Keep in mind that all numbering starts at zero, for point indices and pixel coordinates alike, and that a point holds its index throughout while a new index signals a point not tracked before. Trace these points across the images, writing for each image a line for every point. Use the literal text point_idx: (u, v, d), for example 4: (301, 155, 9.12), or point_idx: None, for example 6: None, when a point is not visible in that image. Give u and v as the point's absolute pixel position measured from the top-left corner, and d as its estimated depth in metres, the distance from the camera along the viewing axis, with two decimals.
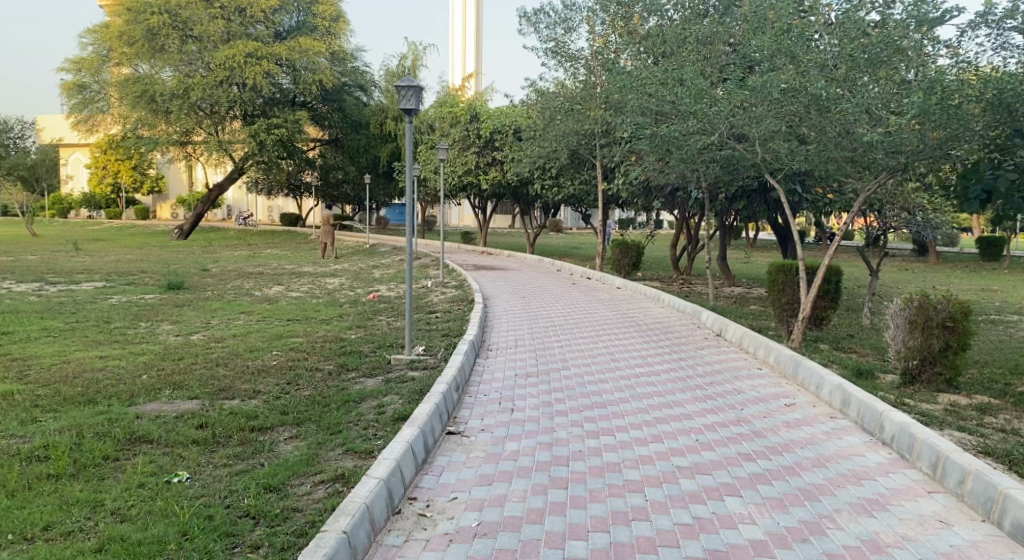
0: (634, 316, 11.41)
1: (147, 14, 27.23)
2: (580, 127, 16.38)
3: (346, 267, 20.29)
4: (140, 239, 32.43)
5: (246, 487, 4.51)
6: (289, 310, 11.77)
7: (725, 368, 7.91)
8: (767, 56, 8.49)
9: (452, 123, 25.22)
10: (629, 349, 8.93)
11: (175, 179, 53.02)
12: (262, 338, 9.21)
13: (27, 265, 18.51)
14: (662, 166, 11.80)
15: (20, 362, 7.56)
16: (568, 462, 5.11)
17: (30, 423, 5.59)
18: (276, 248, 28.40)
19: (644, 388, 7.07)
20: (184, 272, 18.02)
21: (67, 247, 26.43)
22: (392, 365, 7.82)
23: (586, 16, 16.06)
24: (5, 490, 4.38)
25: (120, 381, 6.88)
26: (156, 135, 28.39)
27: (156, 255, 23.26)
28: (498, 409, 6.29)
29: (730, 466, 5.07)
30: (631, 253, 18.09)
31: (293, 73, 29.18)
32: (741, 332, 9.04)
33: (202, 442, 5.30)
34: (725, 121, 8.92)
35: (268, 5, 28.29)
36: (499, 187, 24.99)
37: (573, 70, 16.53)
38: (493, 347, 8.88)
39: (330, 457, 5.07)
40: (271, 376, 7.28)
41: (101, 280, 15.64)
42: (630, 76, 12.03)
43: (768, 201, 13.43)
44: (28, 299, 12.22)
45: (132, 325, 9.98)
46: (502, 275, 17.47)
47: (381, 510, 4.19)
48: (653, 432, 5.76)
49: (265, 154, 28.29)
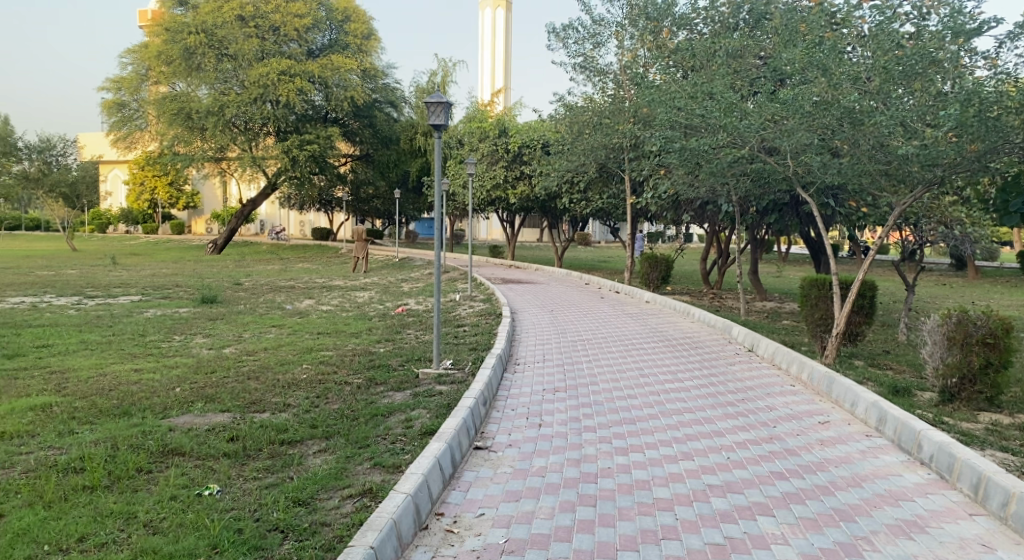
0: (665, 331, 11.29)
1: (184, 34, 27.83)
2: (608, 142, 16.33)
3: (376, 281, 20.46)
4: (175, 254, 32.97)
5: (275, 500, 4.52)
6: (319, 323, 11.86)
7: (757, 384, 7.80)
8: (800, 68, 8.43)
9: (481, 138, 25.46)
10: (659, 364, 8.85)
11: (209, 194, 53.87)
12: (293, 351, 9.29)
13: (66, 280, 18.92)
14: (691, 180, 11.77)
15: (58, 374, 7.70)
16: (596, 479, 5.07)
17: (67, 435, 5.67)
18: (307, 262, 28.79)
19: (674, 404, 6.99)
20: (217, 286, 18.25)
21: (106, 262, 26.94)
22: (420, 379, 7.81)
23: (614, 31, 16.13)
24: (42, 501, 4.44)
25: (155, 394, 6.96)
26: (191, 151, 28.85)
27: (191, 270, 23.62)
28: (525, 424, 6.27)
29: (763, 485, 4.98)
30: (661, 266, 17.99)
31: (326, 90, 29.63)
32: (774, 347, 8.91)
33: (233, 455, 5.34)
34: (756, 134, 8.76)
35: (301, 24, 28.57)
36: (528, 202, 25.07)
37: (601, 85, 16.64)
38: (520, 361, 8.87)
39: (359, 471, 5.08)
40: (302, 389, 7.33)
41: (138, 293, 15.90)
42: (659, 90, 11.97)
43: (801, 215, 13.30)
44: (67, 313, 12.46)
45: (167, 338, 10.13)
46: (531, 289, 17.47)
47: (408, 525, 4.18)
48: (683, 449, 5.69)
49: (297, 170, 28.70)
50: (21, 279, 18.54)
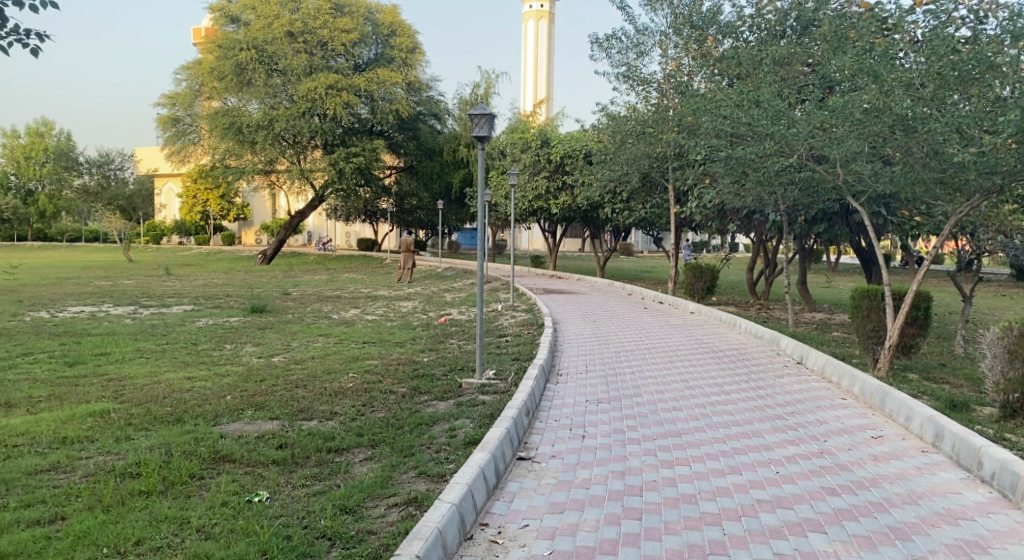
0: (710, 342, 11.15)
1: (236, 50, 28.48)
2: (652, 151, 16.25)
3: (420, 291, 20.64)
4: (226, 264, 33.70)
5: (323, 507, 4.58)
6: (364, 333, 11.99)
7: (807, 397, 7.65)
8: (850, 75, 8.36)
9: (523, 148, 25.55)
10: (705, 376, 8.73)
11: (259, 206, 54.91)
12: (340, 360, 9.41)
13: (123, 289, 19.51)
14: (737, 189, 11.63)
15: (115, 381, 7.91)
16: (642, 492, 5.02)
17: (124, 440, 5.83)
18: (353, 272, 29.18)
19: (721, 417, 6.89)
20: (266, 295, 18.60)
21: (161, 272, 27.72)
22: (463, 388, 7.84)
23: (659, 40, 16.15)
24: (101, 505, 4.56)
25: (207, 402, 7.10)
26: (242, 164, 29.52)
27: (241, 280, 24.13)
28: (569, 436, 6.24)
29: (814, 500, 4.89)
30: (706, 276, 17.77)
31: (372, 104, 30.11)
32: (824, 359, 8.73)
33: (282, 463, 5.43)
34: (804, 143, 8.60)
35: (348, 38, 29.06)
36: (570, 212, 25.05)
37: (645, 94, 16.64)
38: (563, 372, 8.84)
39: (404, 479, 5.12)
40: (348, 397, 7.42)
41: (190, 303, 16.28)
42: (705, 99, 11.88)
43: (851, 224, 13.05)
44: (124, 322, 12.81)
45: (218, 346, 10.36)
46: (573, 299, 17.47)
47: (453, 535, 4.19)
48: (730, 463, 5.60)
49: (344, 182, 29.13)
50: (81, 290, 19.15)
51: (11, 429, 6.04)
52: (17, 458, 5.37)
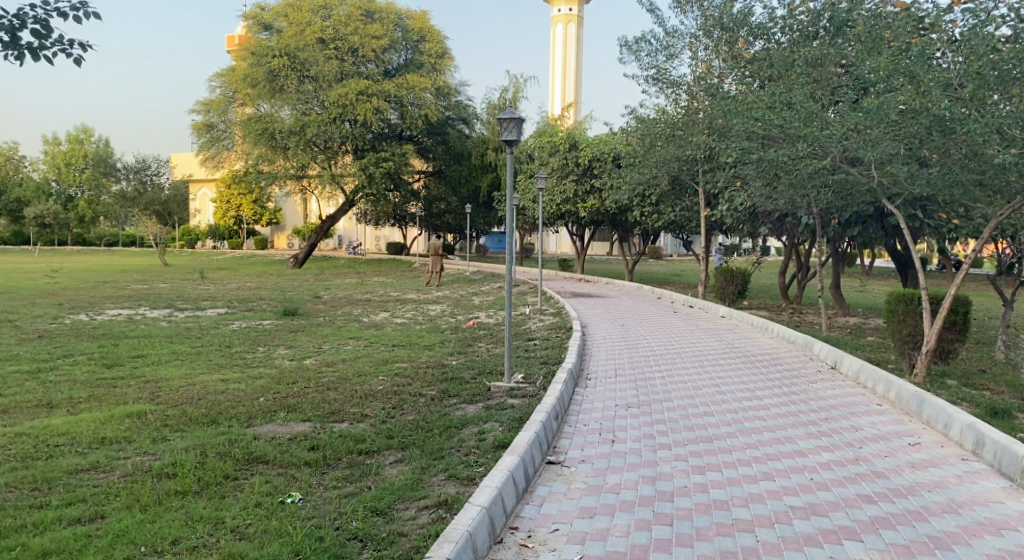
0: (741, 347, 11.04)
1: (268, 57, 28.79)
2: (682, 153, 16.17)
3: (448, 295, 20.69)
4: (259, 268, 34.12)
5: (354, 509, 4.60)
6: (394, 336, 12.05)
7: (841, 403, 7.53)
8: (885, 76, 8.26)
9: (552, 151, 25.51)
10: (736, 381, 8.64)
11: (291, 211, 55.46)
12: (370, 363, 9.47)
13: (158, 293, 19.84)
14: (770, 192, 11.50)
15: (151, 384, 8.04)
16: (673, 498, 4.98)
17: (160, 441, 5.92)
18: (382, 275, 29.37)
19: (753, 423, 6.81)
20: (298, 299, 18.78)
21: (195, 275, 28.14)
22: (492, 392, 7.85)
23: (689, 42, 16.07)
24: (139, 504, 4.63)
25: (241, 404, 7.18)
26: (274, 170, 29.90)
27: (273, 284, 24.41)
28: (598, 440, 6.21)
29: (849, 508, 4.81)
30: (736, 280, 17.59)
31: (401, 109, 30.29)
32: (859, 365, 8.59)
33: (314, 464, 5.47)
34: (838, 145, 8.49)
35: (378, 45, 29.28)
36: (599, 216, 24.97)
37: (675, 96, 16.53)
38: (592, 376, 8.80)
39: (434, 482, 5.12)
40: (378, 400, 7.47)
41: (224, 306, 16.48)
42: (736, 101, 11.77)
43: (886, 227, 12.84)
44: (159, 325, 13.02)
45: (251, 349, 10.48)
46: (601, 303, 17.42)
47: (483, 538, 4.19)
48: (763, 469, 5.54)
49: (374, 187, 29.37)
50: (118, 293, 19.48)
51: (52, 429, 6.17)
52: (58, 458, 5.47)
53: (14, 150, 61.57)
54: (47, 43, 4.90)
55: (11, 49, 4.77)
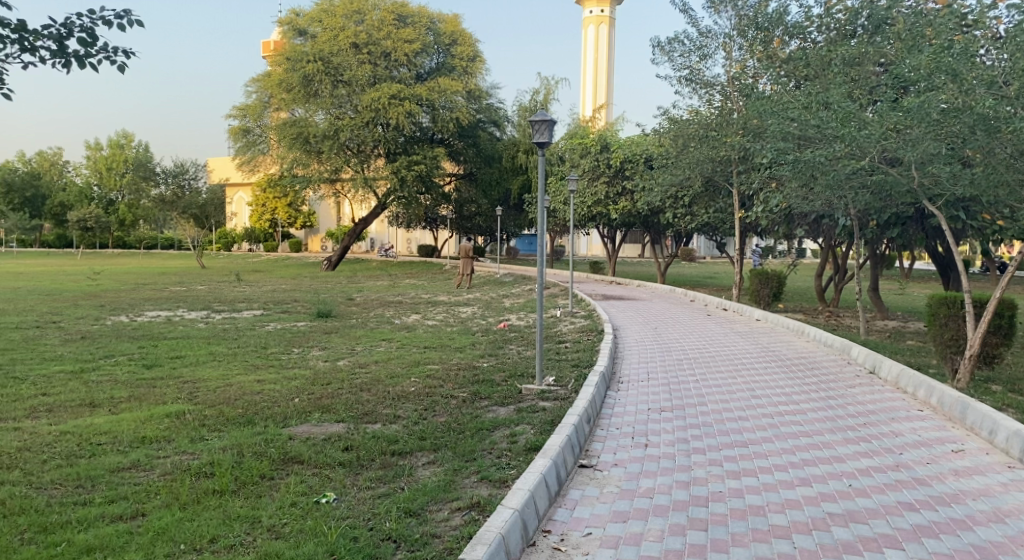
0: (777, 351, 10.87)
1: (303, 62, 29.06)
2: (716, 154, 16.01)
3: (479, 297, 20.75)
4: (293, 270, 34.49)
5: (388, 510, 4.62)
6: (425, 337, 12.12)
7: (881, 409, 7.38)
8: (926, 74, 8.15)
9: (583, 153, 25.46)
10: (772, 385, 8.51)
11: (325, 214, 56.01)
12: (402, 365, 9.53)
13: (195, 295, 20.16)
14: (806, 194, 11.32)
15: (189, 384, 8.16)
16: (707, 503, 4.92)
17: (198, 441, 6.00)
18: (414, 278, 29.51)
19: (789, 427, 6.71)
20: (331, 301, 18.94)
21: (231, 278, 28.52)
22: (523, 394, 7.83)
23: (723, 42, 15.94)
24: (178, 502, 4.70)
25: (276, 404, 7.26)
26: (308, 173, 30.23)
27: (307, 286, 24.69)
28: (631, 444, 6.16)
29: (890, 515, 4.71)
30: (772, 283, 17.38)
31: (433, 112, 30.46)
32: (898, 370, 8.42)
33: (348, 465, 5.50)
34: (877, 145, 8.35)
35: (411, 49, 29.46)
36: (630, 218, 24.86)
37: (708, 97, 16.39)
38: (624, 380, 8.74)
39: (466, 484, 5.12)
40: (411, 401, 7.50)
41: (260, 308, 16.71)
42: (771, 101, 11.63)
43: (926, 228, 12.59)
44: (197, 326, 13.24)
45: (287, 350, 10.60)
46: (633, 305, 17.30)
47: (517, 540, 4.18)
48: (801, 475, 5.45)
49: (405, 190, 29.57)
50: (156, 295, 19.82)
51: (95, 428, 6.29)
52: (99, 456, 5.58)
53: (59, 155, 63.14)
54: (93, 51, 4.99)
55: (59, 57, 4.88)
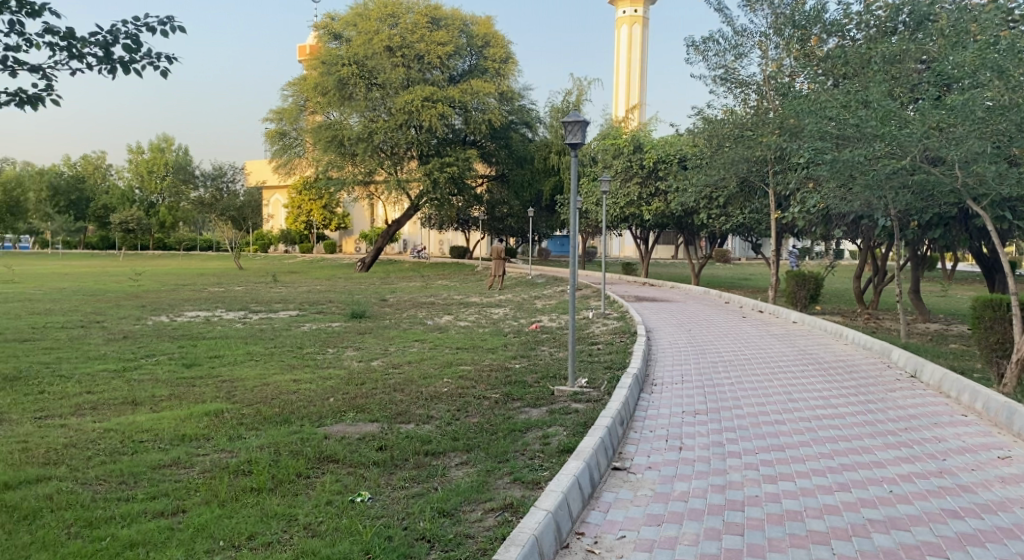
0: (815, 354, 10.69)
1: (338, 66, 29.38)
2: (751, 154, 15.81)
3: (511, 298, 20.76)
4: (328, 271, 34.83)
5: (422, 510, 4.63)
6: (458, 338, 12.15)
7: (924, 413, 7.21)
8: (971, 71, 7.97)
9: (615, 154, 25.35)
10: (810, 388, 8.38)
11: (359, 215, 56.48)
12: (435, 365, 9.56)
13: (232, 295, 20.45)
14: (844, 194, 11.12)
15: (227, 383, 8.29)
16: (743, 507, 4.85)
17: (237, 439, 6.07)
18: (446, 279, 29.61)
19: (827, 431, 6.60)
20: (366, 301, 19.08)
21: (268, 279, 28.91)
22: (556, 396, 7.81)
23: (759, 41, 15.78)
24: (217, 500, 4.76)
25: (311, 403, 7.33)
26: (343, 175, 30.54)
27: (341, 287, 24.93)
28: (665, 447, 6.10)
29: (933, 523, 4.60)
30: (809, 284, 17.12)
31: (465, 114, 30.58)
32: (941, 374, 8.23)
33: (382, 464, 5.53)
34: (919, 143, 8.20)
35: (444, 51, 29.59)
36: (664, 218, 24.69)
37: (744, 96, 16.25)
38: (658, 382, 8.67)
39: (499, 485, 5.11)
40: (443, 402, 7.51)
41: (296, 309, 16.91)
42: (807, 100, 11.44)
43: (971, 229, 12.31)
44: (235, 326, 13.44)
45: (322, 350, 10.71)
46: (666, 307, 17.18)
47: (550, 542, 4.16)
48: (839, 480, 5.35)
49: (438, 192, 29.71)
50: (195, 295, 20.18)
51: (137, 425, 6.41)
52: (141, 453, 5.68)
53: (102, 159, 64.49)
54: (137, 58, 5.10)
55: (104, 63, 5.00)
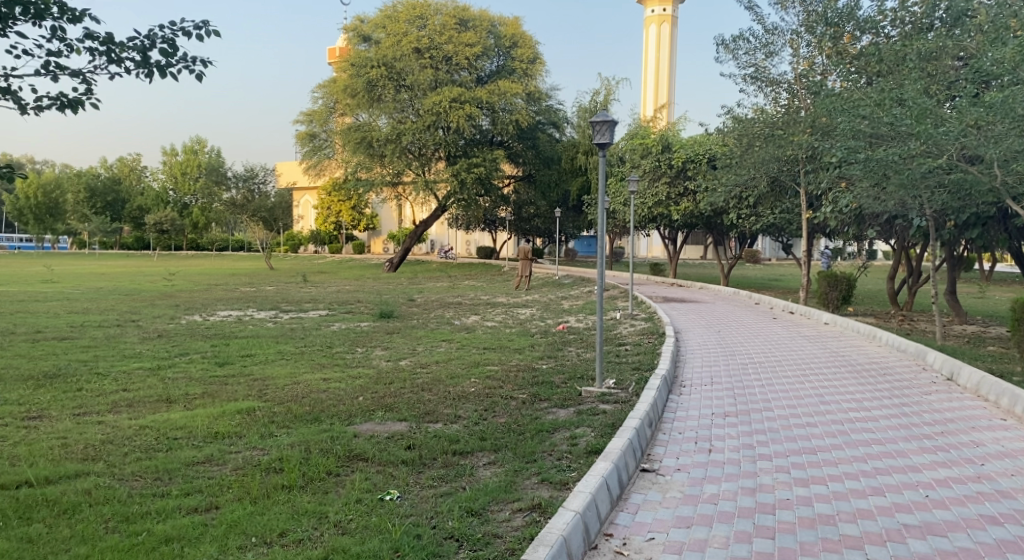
0: (847, 356, 10.53)
1: (367, 68, 29.60)
2: (781, 153, 15.61)
3: (539, 298, 20.72)
4: (356, 271, 35.05)
5: (450, 509, 4.63)
6: (485, 339, 12.15)
7: (961, 417, 7.06)
8: (1010, 68, 7.81)
9: (643, 154, 25.22)
10: (842, 391, 8.26)
11: (388, 216, 56.80)
12: (462, 365, 9.57)
13: (263, 295, 20.64)
14: (878, 194, 10.97)
15: (258, 381, 8.37)
16: (774, 510, 4.78)
17: (268, 437, 6.13)
18: (474, 279, 29.64)
19: (861, 434, 6.50)
20: (394, 301, 19.14)
21: (298, 279, 29.16)
22: (583, 397, 7.77)
23: (790, 39, 15.60)
24: (249, 497, 4.80)
25: (341, 402, 7.37)
26: (372, 177, 30.75)
27: (369, 287, 25.09)
28: (695, 449, 6.04)
29: (971, 529, 4.50)
30: (841, 285, 16.89)
31: (493, 115, 30.61)
32: (979, 377, 8.06)
33: (411, 463, 5.55)
34: (955, 142, 8.06)
35: (472, 52, 29.66)
36: (693, 218, 24.51)
37: (775, 95, 16.08)
38: (687, 383, 8.58)
39: (527, 486, 5.10)
40: (470, 401, 7.51)
41: (325, 308, 17.02)
42: (841, 99, 11.29)
43: (1009, 228, 12.04)
44: (266, 325, 13.57)
45: (351, 350, 10.79)
46: (694, 308, 17.04)
47: (579, 543, 4.14)
48: (874, 484, 5.26)
49: (465, 192, 29.78)
50: (227, 295, 20.43)
51: (171, 422, 6.49)
52: (176, 450, 5.75)
53: (137, 161, 65.60)
54: (173, 61, 5.15)
55: (142, 67, 5.05)
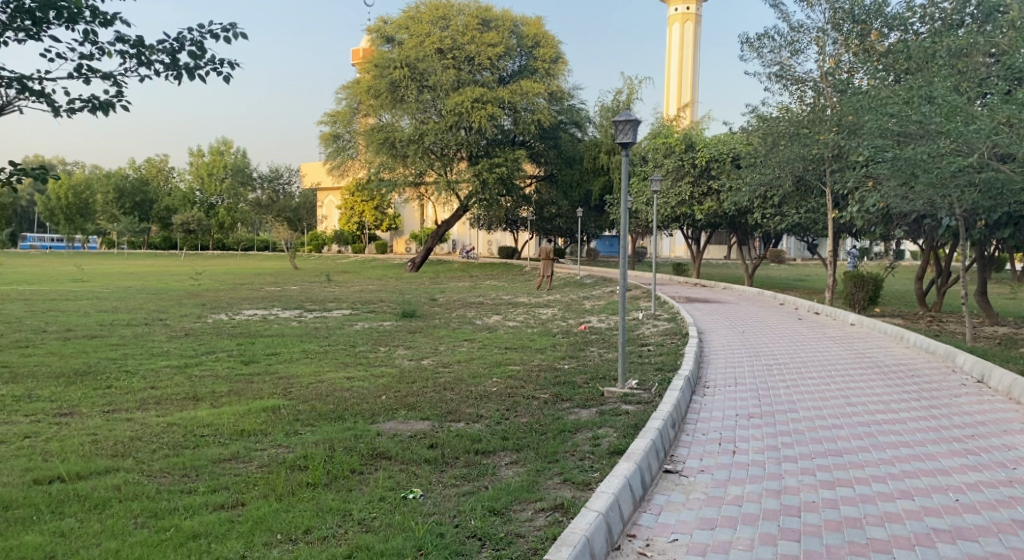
0: (874, 357, 10.39)
1: (390, 68, 29.74)
2: (807, 152, 15.43)
3: (561, 299, 20.66)
4: (379, 271, 35.19)
5: (473, 508, 4.63)
6: (507, 338, 12.14)
7: (992, 420, 6.94)
8: None
9: (666, 153, 25.06)
10: (869, 392, 8.15)
11: (410, 216, 56.97)
12: (484, 365, 9.57)
13: (287, 295, 20.79)
14: (905, 193, 10.83)
15: (283, 380, 8.43)
16: (800, 513, 4.73)
17: (292, 435, 6.17)
18: (495, 279, 29.64)
19: (888, 437, 6.40)
20: (416, 301, 19.16)
21: (321, 279, 29.35)
22: (606, 397, 7.74)
23: (816, 37, 15.42)
24: (274, 494, 4.83)
25: (364, 401, 7.40)
26: (394, 176, 30.89)
27: (392, 287, 25.19)
28: (719, 450, 5.99)
29: (1002, 533, 4.42)
30: (868, 285, 16.71)
31: (514, 114, 30.60)
32: (1010, 380, 7.91)
33: (433, 462, 5.56)
34: (986, 140, 7.94)
35: (494, 52, 29.68)
36: (716, 218, 24.33)
37: (800, 94, 15.93)
38: (710, 384, 8.51)
39: (549, 486, 5.08)
40: (493, 401, 7.51)
41: (349, 308, 17.10)
42: (868, 97, 11.16)
43: None
44: (290, 325, 13.67)
45: (374, 349, 10.82)
46: (717, 308, 16.91)
47: (602, 543, 4.12)
48: (901, 487, 5.18)
49: (487, 192, 29.80)
50: (251, 294, 20.60)
51: (198, 420, 6.56)
52: (203, 447, 5.80)
53: (165, 162, 66.37)
54: (201, 64, 5.20)
55: (171, 70, 5.10)
